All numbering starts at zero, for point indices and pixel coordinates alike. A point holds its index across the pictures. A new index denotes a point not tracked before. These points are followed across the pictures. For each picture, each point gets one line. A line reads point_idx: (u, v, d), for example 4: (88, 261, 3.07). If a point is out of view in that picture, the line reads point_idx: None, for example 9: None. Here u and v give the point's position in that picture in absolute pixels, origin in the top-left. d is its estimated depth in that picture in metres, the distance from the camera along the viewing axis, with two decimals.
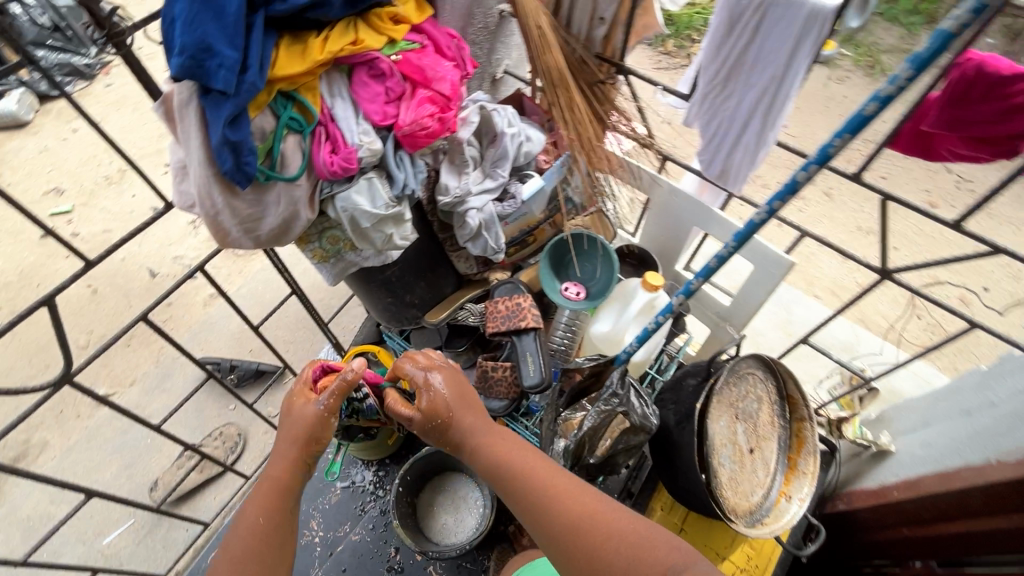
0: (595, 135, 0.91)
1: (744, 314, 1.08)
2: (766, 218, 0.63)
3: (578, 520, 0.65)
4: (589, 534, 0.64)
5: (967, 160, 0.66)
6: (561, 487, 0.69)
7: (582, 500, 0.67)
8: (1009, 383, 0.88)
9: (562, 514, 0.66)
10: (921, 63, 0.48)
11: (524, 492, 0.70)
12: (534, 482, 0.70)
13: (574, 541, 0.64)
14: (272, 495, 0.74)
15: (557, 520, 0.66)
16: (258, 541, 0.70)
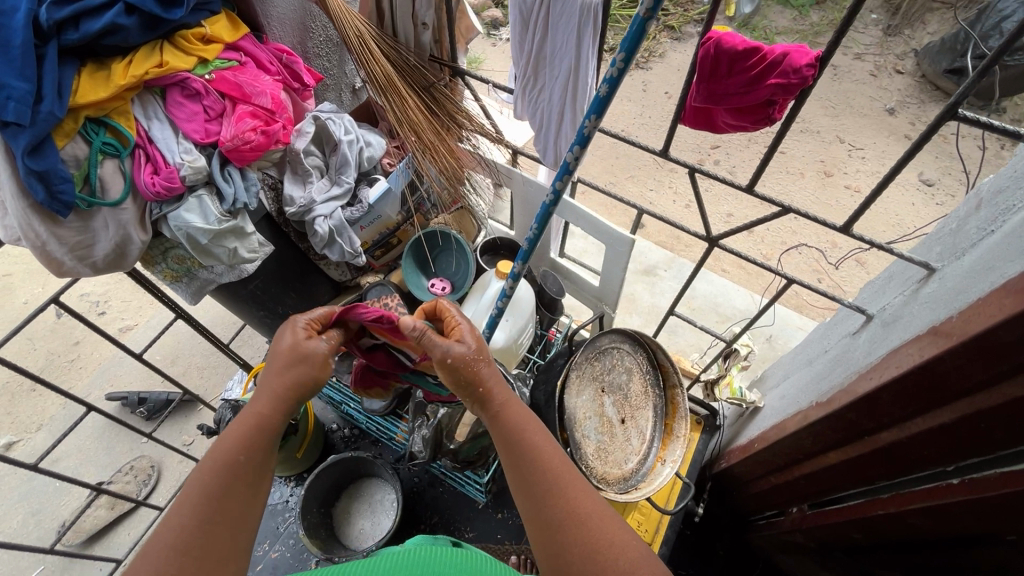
0: (436, 135, 0.94)
1: (612, 292, 1.13)
2: (554, 199, 0.67)
3: (567, 526, 0.54)
4: (571, 539, 0.53)
5: (738, 130, 0.73)
6: (564, 485, 0.57)
7: (585, 503, 0.55)
8: (837, 330, 0.95)
9: (552, 513, 0.55)
10: (627, 47, 0.52)
11: (522, 477, 0.58)
12: (536, 469, 0.58)
13: (554, 548, 0.53)
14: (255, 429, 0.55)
15: (545, 516, 0.55)
16: (226, 488, 0.51)
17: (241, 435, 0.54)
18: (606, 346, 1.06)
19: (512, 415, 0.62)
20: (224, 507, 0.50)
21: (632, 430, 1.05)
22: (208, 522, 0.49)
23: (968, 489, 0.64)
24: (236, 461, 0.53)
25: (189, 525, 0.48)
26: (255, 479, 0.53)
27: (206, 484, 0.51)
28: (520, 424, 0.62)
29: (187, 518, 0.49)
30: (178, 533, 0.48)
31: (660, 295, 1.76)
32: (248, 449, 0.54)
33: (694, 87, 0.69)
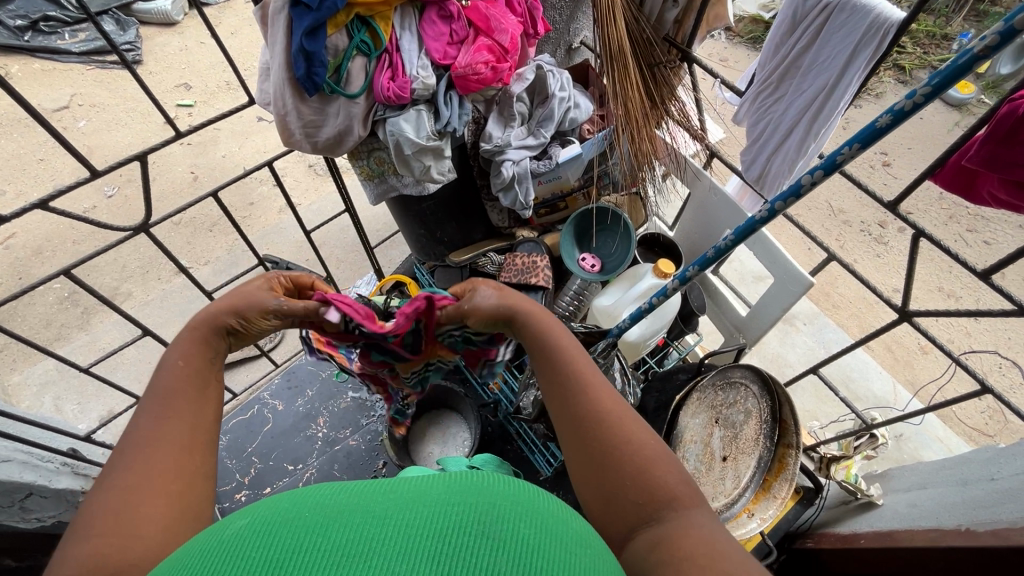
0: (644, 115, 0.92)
1: (757, 329, 1.06)
2: (767, 216, 0.63)
3: (594, 421, 0.56)
4: (584, 426, 0.56)
5: (1006, 207, 0.63)
6: (591, 388, 0.59)
7: (608, 407, 0.57)
8: (1015, 462, 0.82)
9: (581, 409, 0.57)
10: (938, 80, 0.47)
11: (553, 378, 0.61)
12: (567, 375, 0.61)
13: (579, 440, 0.56)
14: (189, 370, 0.58)
15: (570, 412, 0.58)
16: (167, 403, 0.54)
17: (176, 362, 0.58)
18: (735, 380, 1.02)
19: (542, 329, 0.66)
20: (168, 413, 0.54)
21: (729, 471, 1.00)
22: (158, 428, 0.52)
23: None
24: (168, 383, 0.56)
25: (145, 430, 0.52)
26: (200, 398, 0.57)
27: (145, 413, 0.53)
28: (548, 331, 0.66)
29: (140, 429, 0.52)
30: (134, 443, 0.51)
31: (791, 347, 1.63)
32: (173, 377, 0.57)
33: (973, 147, 0.60)
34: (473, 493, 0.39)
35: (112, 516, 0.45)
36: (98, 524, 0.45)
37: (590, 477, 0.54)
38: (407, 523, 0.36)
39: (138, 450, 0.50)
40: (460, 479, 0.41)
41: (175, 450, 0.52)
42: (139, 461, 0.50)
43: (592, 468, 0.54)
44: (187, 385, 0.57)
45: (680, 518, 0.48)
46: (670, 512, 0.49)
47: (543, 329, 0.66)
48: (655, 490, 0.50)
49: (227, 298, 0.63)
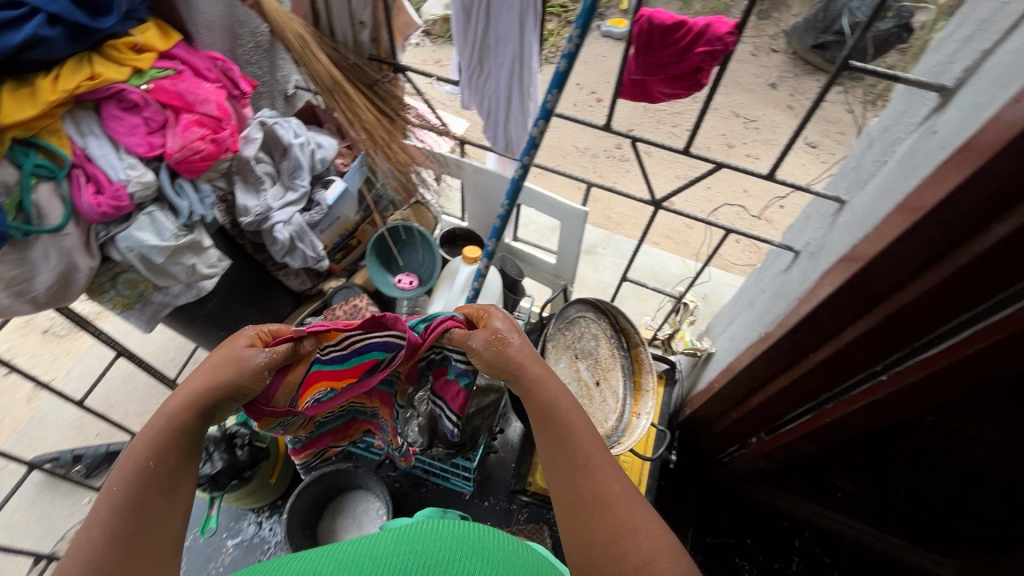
0: (387, 131, 0.96)
1: (569, 267, 1.20)
2: (524, 173, 0.72)
3: (595, 483, 0.65)
4: (586, 499, 0.64)
5: (672, 98, 0.81)
6: (591, 453, 0.68)
7: (612, 477, 0.66)
8: (769, 271, 1.07)
9: (579, 483, 0.65)
10: (582, 21, 0.58)
11: (557, 439, 0.69)
12: (572, 439, 0.68)
13: (580, 501, 0.64)
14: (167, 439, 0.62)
15: (573, 468, 0.66)
16: (146, 472, 0.59)
17: (165, 426, 0.63)
18: (574, 317, 1.11)
19: (545, 392, 0.72)
20: (146, 485, 0.59)
21: (606, 392, 1.12)
22: (138, 495, 0.58)
23: (921, 365, 0.76)
24: (155, 441, 0.61)
25: (128, 490, 0.58)
26: (173, 471, 0.61)
27: (128, 467, 0.59)
28: (553, 405, 0.72)
29: (121, 488, 0.58)
30: (113, 505, 0.56)
31: (603, 272, 1.90)
32: (163, 441, 0.62)
33: (631, 61, 0.76)
34: (423, 544, 0.50)
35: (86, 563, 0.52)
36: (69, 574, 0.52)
37: (577, 536, 0.63)
38: (434, 568, 0.48)
39: (118, 510, 0.56)
40: (411, 531, 0.52)
41: (147, 517, 0.57)
42: (114, 521, 0.56)
43: (586, 523, 0.63)
44: (171, 456, 0.62)
45: None
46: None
47: (545, 396, 0.72)
48: (652, 547, 0.59)
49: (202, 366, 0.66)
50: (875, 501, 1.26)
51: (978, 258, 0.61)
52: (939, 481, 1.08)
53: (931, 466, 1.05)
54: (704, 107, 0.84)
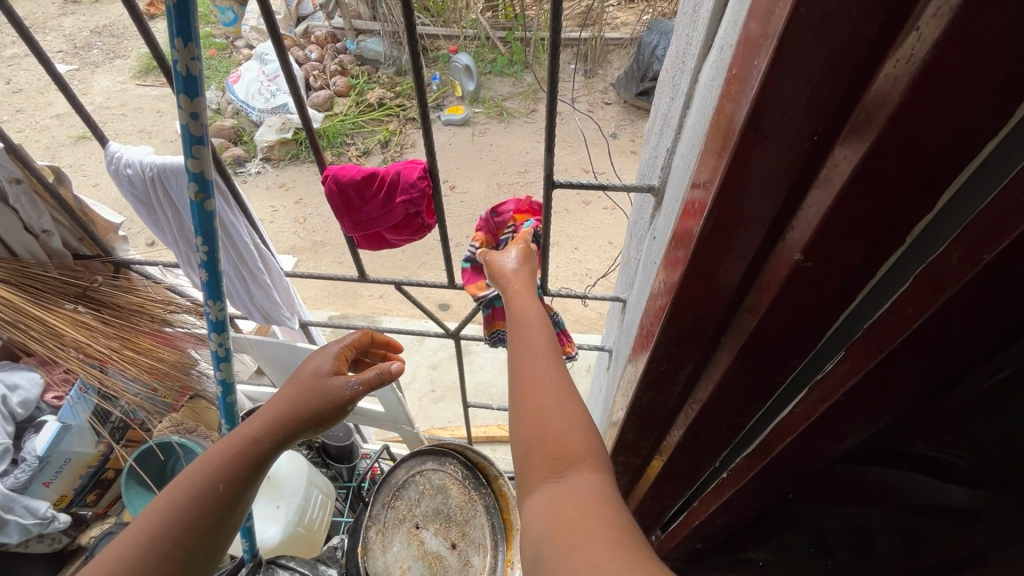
0: (123, 337, 1.04)
1: (403, 412, 1.08)
2: (225, 390, 0.59)
3: (542, 396, 0.53)
4: (531, 418, 0.51)
5: (408, 243, 0.73)
6: (543, 366, 0.56)
7: (581, 428, 0.50)
8: (600, 367, 1.00)
9: (530, 402, 0.52)
10: (195, 232, 0.48)
11: (528, 398, 0.53)
12: (546, 355, 0.58)
13: (538, 414, 0.51)
14: (237, 462, 0.61)
15: (528, 379, 0.55)
16: (214, 486, 0.58)
17: (247, 440, 0.62)
18: (402, 480, 0.99)
19: (524, 316, 0.64)
20: (215, 499, 0.58)
21: (467, 549, 0.94)
22: (209, 504, 0.58)
23: (746, 466, 0.68)
24: (229, 453, 0.61)
25: (198, 500, 0.58)
26: (243, 488, 0.61)
27: (199, 470, 0.59)
28: (528, 334, 0.61)
29: (190, 491, 0.58)
30: (182, 506, 0.57)
31: None
32: (238, 453, 0.61)
33: (338, 222, 0.67)
34: None
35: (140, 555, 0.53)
36: (120, 557, 0.53)
37: (524, 443, 0.50)
38: None
39: (189, 516, 0.57)
40: None
41: (210, 527, 0.58)
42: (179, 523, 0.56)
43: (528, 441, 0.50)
44: (246, 473, 0.61)
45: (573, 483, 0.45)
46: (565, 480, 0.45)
47: (522, 306, 0.66)
48: (576, 469, 0.46)
49: (295, 392, 0.66)
50: None
51: (726, 373, 0.54)
52: None
53: None
54: (451, 240, 0.77)
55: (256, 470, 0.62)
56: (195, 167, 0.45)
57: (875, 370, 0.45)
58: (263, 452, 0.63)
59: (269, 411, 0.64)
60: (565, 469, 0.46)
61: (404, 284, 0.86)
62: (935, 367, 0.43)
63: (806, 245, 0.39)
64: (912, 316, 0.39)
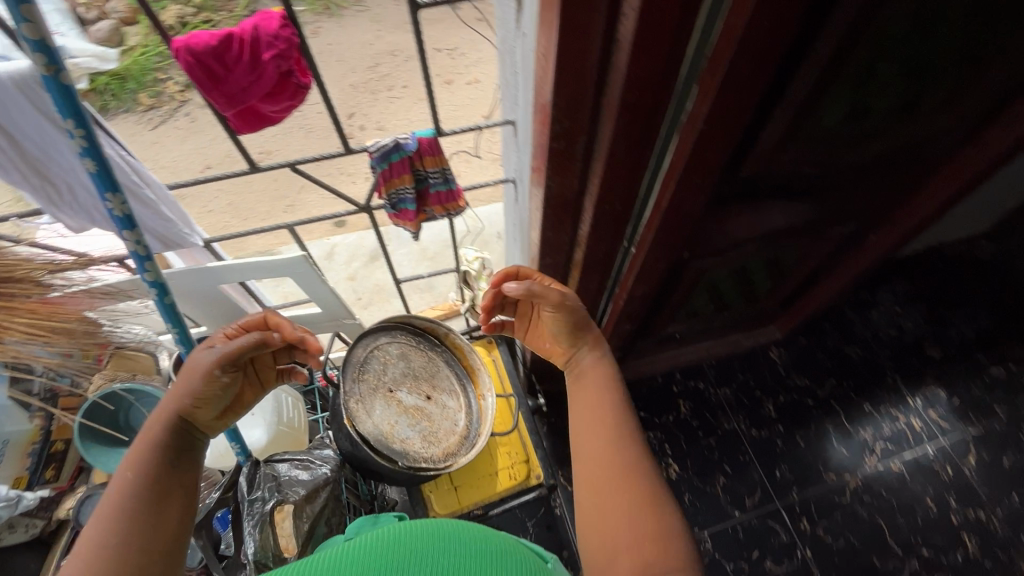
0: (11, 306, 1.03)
1: (339, 306, 1.09)
2: (159, 289, 0.57)
3: (608, 495, 0.64)
4: (598, 516, 0.63)
5: (290, 112, 0.71)
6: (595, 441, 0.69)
7: (647, 527, 0.60)
8: (509, 203, 1.08)
9: (592, 501, 0.65)
10: (62, 111, 0.44)
11: (595, 496, 0.65)
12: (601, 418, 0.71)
13: (595, 485, 0.66)
14: (138, 456, 0.62)
15: (587, 463, 0.68)
16: (137, 483, 0.60)
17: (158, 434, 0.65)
18: (365, 356, 1.00)
19: (589, 390, 0.76)
20: (144, 490, 0.60)
21: (441, 397, 1.05)
22: (143, 498, 0.59)
23: (648, 227, 0.81)
24: (140, 454, 0.62)
25: (126, 501, 0.58)
26: (170, 476, 0.62)
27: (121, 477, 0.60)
28: (585, 413, 0.73)
29: (119, 500, 0.58)
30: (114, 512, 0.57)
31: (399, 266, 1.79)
32: (147, 451, 0.63)
33: (208, 100, 0.63)
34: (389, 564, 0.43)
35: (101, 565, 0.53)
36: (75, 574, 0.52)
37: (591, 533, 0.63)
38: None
39: (127, 511, 0.57)
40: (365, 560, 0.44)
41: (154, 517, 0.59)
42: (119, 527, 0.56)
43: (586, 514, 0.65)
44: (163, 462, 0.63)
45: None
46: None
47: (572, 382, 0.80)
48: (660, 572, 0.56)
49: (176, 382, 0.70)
50: (701, 323, 1.42)
51: (615, 137, 0.63)
52: (726, 286, 1.23)
53: (715, 280, 1.18)
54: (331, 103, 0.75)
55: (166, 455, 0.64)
56: (33, 32, 0.40)
57: (722, 85, 0.56)
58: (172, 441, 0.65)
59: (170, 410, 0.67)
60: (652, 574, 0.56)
61: (297, 168, 0.83)
62: (759, 67, 0.55)
63: None
64: (736, 24, 0.50)
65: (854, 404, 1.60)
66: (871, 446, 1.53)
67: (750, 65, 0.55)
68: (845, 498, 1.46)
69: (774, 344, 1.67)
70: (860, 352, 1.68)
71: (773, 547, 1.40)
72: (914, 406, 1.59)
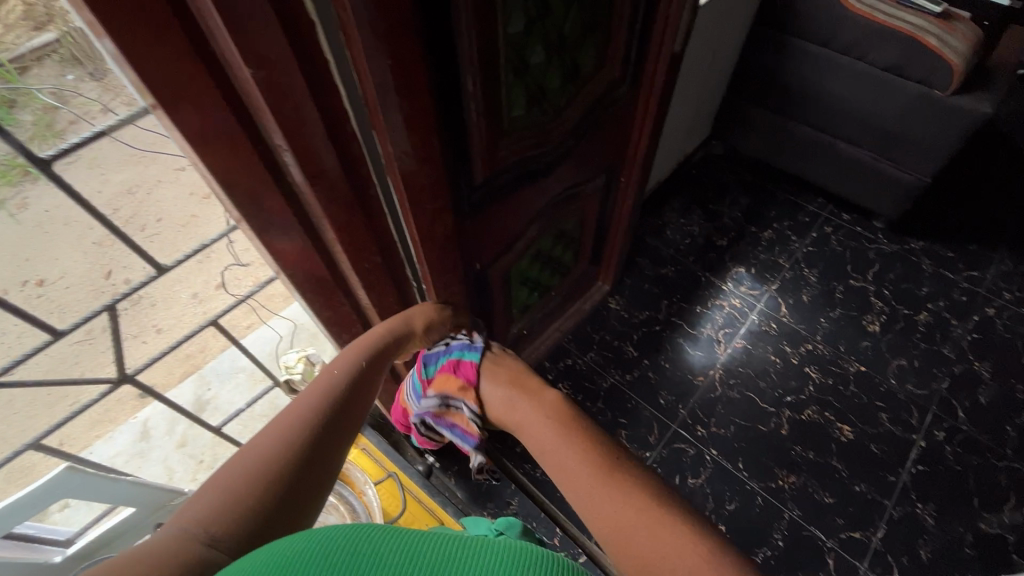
0: None
1: (152, 486, 0.95)
2: None
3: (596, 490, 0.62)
4: (596, 495, 0.61)
5: None
6: (582, 461, 0.65)
7: (637, 504, 0.59)
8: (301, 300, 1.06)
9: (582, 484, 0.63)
10: None
11: (581, 499, 0.63)
12: (541, 429, 0.73)
13: (574, 484, 0.64)
14: (329, 384, 0.65)
15: (556, 459, 0.68)
16: (295, 425, 0.58)
17: (351, 370, 0.68)
18: None
19: (524, 414, 0.76)
20: (303, 430, 0.57)
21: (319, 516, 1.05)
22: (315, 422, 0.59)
23: (420, 263, 0.84)
24: (301, 423, 0.58)
25: (305, 431, 0.57)
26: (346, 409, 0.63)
27: (313, 405, 0.61)
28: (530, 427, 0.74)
29: (257, 453, 0.54)
30: (294, 436, 0.56)
31: None
32: (332, 392, 0.64)
33: None
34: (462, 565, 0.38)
35: (227, 490, 0.49)
36: (256, 460, 0.53)
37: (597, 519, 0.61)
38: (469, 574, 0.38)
39: (311, 409, 0.60)
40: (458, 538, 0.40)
41: (298, 459, 0.55)
42: (281, 458, 0.54)
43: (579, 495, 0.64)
44: (323, 421, 0.60)
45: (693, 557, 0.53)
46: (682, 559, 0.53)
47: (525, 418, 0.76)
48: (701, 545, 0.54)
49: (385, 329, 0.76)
50: (538, 311, 1.50)
51: (323, 207, 0.62)
52: (536, 271, 1.31)
53: (523, 270, 1.25)
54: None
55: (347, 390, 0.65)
56: None
57: (389, 121, 0.59)
58: (340, 406, 0.63)
59: (350, 363, 0.69)
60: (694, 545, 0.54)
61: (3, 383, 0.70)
62: (415, 90, 0.60)
63: (243, 57, 0.45)
64: (365, 66, 0.53)
65: (689, 311, 1.81)
66: (716, 338, 1.75)
67: (405, 99, 0.60)
68: (718, 391, 1.64)
69: (608, 295, 1.83)
70: (672, 269, 1.92)
71: (688, 464, 1.53)
72: (729, 289, 1.86)
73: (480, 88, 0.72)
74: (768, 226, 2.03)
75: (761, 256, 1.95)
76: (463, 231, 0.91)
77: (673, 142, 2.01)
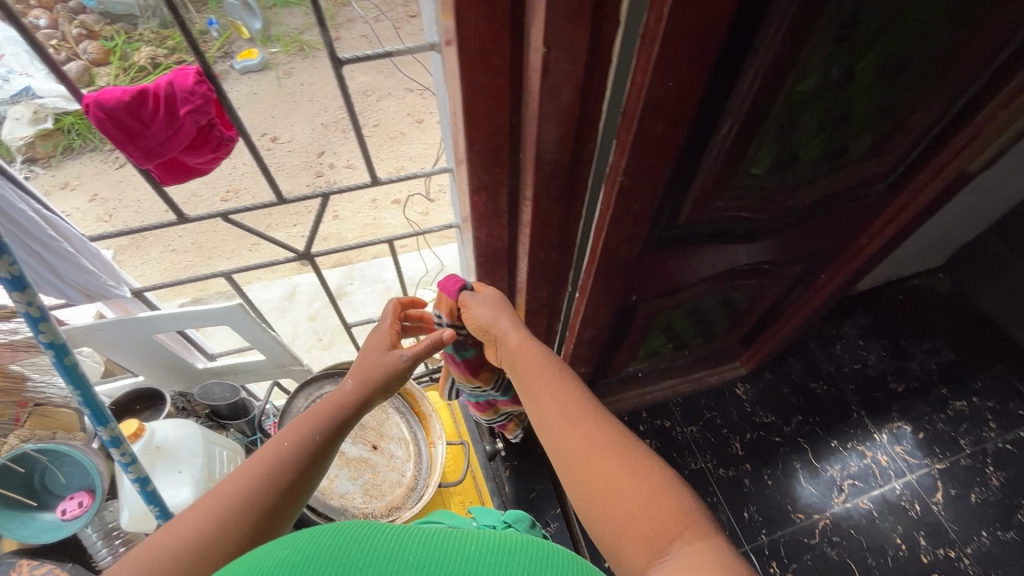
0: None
1: (283, 351, 1.08)
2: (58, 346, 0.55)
3: (582, 452, 0.58)
4: (583, 455, 0.58)
5: (214, 163, 0.75)
6: (571, 411, 0.62)
7: (628, 475, 0.55)
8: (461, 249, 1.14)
9: (566, 442, 0.60)
10: None
11: (563, 447, 0.60)
12: (533, 372, 0.69)
13: (558, 431, 0.62)
14: (286, 439, 0.59)
15: (542, 397, 0.65)
16: (245, 487, 0.54)
17: (317, 425, 0.62)
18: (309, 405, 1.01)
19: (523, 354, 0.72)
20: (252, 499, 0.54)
21: (389, 446, 1.05)
22: (264, 488, 0.55)
23: (587, 274, 0.82)
24: (248, 486, 0.54)
25: (206, 539, 0.50)
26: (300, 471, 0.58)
27: (212, 512, 0.52)
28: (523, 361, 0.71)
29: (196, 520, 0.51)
30: (230, 506, 0.53)
31: None
32: (295, 448, 0.59)
33: (124, 154, 0.67)
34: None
35: None
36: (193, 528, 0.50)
37: (579, 479, 0.57)
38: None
39: (263, 469, 0.56)
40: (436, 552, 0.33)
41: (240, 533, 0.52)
42: None
43: (564, 455, 0.60)
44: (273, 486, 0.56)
45: (682, 543, 0.48)
46: (673, 541, 0.49)
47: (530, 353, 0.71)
48: (675, 541, 0.49)
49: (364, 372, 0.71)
50: (662, 362, 1.41)
51: (536, 191, 0.62)
52: (682, 326, 1.23)
53: (671, 319, 1.18)
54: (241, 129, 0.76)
55: (312, 446, 0.60)
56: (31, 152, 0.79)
57: (637, 139, 0.57)
58: (298, 462, 0.58)
59: (319, 416, 0.63)
60: (668, 544, 0.49)
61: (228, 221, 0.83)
62: (677, 117, 0.56)
63: (544, 38, 0.46)
64: (643, 82, 0.52)
65: (821, 440, 1.59)
66: (839, 484, 1.51)
67: (663, 124, 0.57)
68: (814, 539, 1.43)
69: (739, 380, 1.68)
70: (823, 387, 1.69)
71: None
72: (880, 440, 1.59)
73: (734, 136, 0.67)
74: (965, 396, 1.68)
75: (937, 424, 1.62)
76: (640, 261, 0.87)
77: (892, 256, 1.73)
